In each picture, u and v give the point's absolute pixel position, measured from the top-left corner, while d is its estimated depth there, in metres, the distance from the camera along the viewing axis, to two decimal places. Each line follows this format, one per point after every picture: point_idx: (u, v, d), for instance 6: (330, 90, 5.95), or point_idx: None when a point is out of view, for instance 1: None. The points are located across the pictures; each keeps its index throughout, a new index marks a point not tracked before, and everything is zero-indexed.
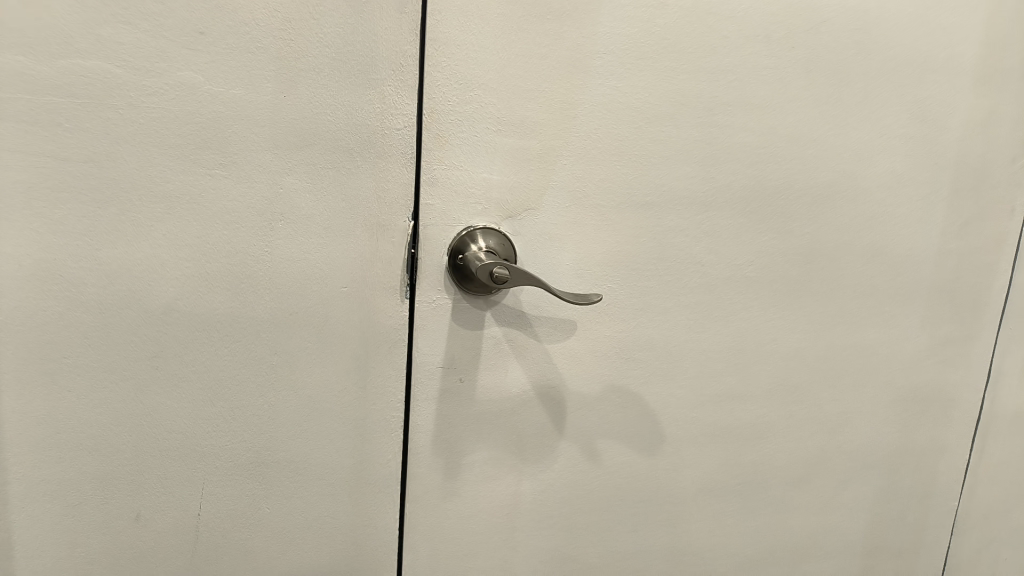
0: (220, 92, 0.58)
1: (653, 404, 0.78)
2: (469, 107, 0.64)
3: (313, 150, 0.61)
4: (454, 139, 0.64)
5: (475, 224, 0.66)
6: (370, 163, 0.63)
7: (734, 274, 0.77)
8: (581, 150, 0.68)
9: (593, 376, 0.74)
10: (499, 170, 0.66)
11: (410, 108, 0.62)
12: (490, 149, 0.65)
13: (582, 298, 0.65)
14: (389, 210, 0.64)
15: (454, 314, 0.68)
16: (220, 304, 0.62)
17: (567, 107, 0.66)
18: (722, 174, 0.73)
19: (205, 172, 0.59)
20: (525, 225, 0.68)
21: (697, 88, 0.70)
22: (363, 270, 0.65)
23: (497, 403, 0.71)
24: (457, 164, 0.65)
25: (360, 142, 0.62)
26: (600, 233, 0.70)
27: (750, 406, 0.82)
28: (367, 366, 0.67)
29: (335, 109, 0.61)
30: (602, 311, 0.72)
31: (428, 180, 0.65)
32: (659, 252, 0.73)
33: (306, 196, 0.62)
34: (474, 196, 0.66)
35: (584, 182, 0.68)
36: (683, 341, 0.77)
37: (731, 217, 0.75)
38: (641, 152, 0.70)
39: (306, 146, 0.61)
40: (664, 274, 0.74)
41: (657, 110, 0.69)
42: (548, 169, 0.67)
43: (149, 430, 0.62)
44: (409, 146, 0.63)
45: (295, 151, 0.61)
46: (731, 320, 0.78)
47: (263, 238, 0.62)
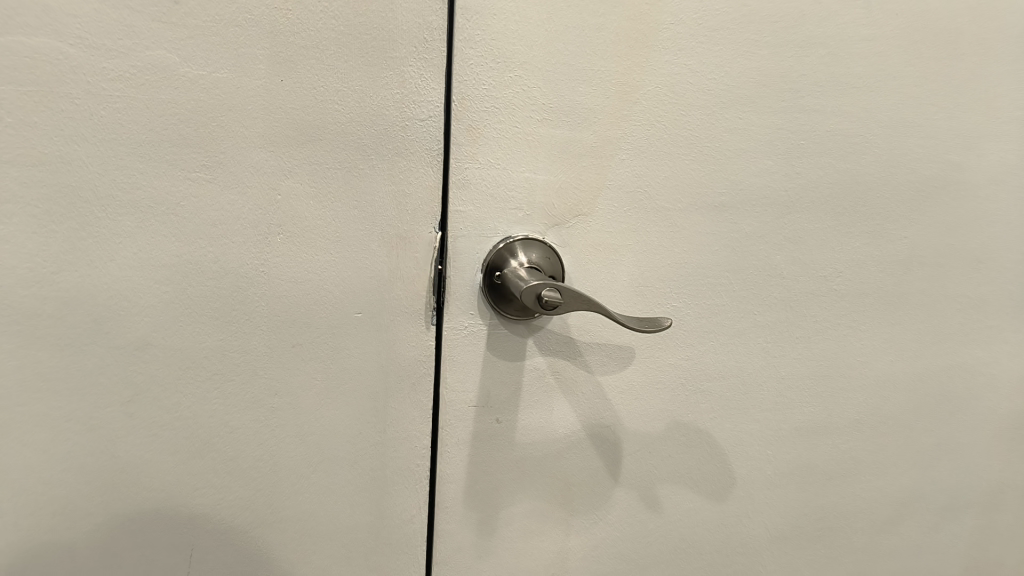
0: (201, 77, 0.47)
1: (722, 442, 0.66)
2: (508, 91, 0.52)
3: (317, 147, 0.50)
4: (490, 131, 0.52)
5: (514, 234, 0.55)
6: (388, 162, 0.51)
7: (821, 287, 0.65)
8: (643, 143, 0.56)
9: (652, 411, 0.62)
10: (544, 167, 0.54)
11: (436, 94, 0.51)
12: (533, 143, 0.53)
13: (647, 323, 0.54)
14: (411, 219, 0.53)
15: (490, 342, 0.56)
16: (207, 336, 0.51)
17: (625, 90, 0.54)
18: (809, 169, 0.61)
19: (185, 175, 0.48)
20: (574, 234, 0.56)
21: (782, 64, 0.57)
22: (380, 290, 0.53)
23: (540, 446, 0.59)
24: (493, 161, 0.53)
25: (375, 136, 0.51)
26: (664, 241, 0.58)
27: (835, 441, 0.70)
28: (387, 405, 0.55)
29: (344, 96, 0.49)
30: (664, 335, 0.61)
31: (459, 182, 0.53)
32: (732, 263, 0.61)
33: (309, 204, 0.51)
34: (513, 199, 0.54)
35: (644, 181, 0.56)
36: (759, 367, 0.65)
37: (818, 220, 0.63)
38: (714, 142, 0.57)
39: (309, 143, 0.50)
40: (737, 289, 0.62)
41: (734, 93, 0.57)
42: (602, 165, 0.55)
43: (124, 490, 0.51)
44: (436, 140, 0.52)
45: (295, 148, 0.50)
46: (815, 342, 0.66)
47: (258, 256, 0.50)
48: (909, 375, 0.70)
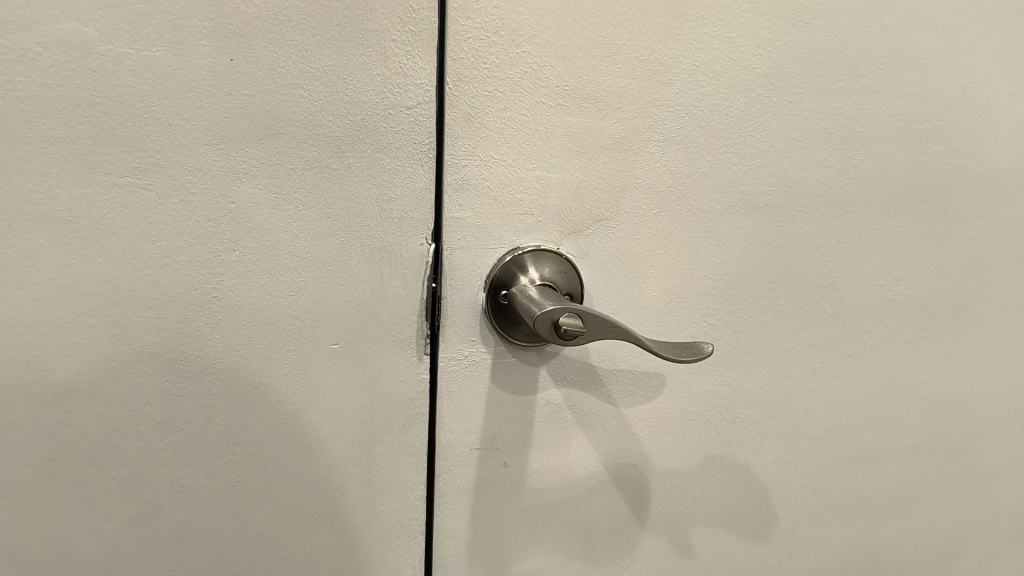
0: (127, 56, 0.37)
1: (761, 476, 0.57)
2: (515, 72, 0.42)
3: (278, 142, 0.40)
4: (493, 120, 0.43)
5: (523, 244, 0.46)
6: (368, 161, 0.42)
7: (876, 297, 0.56)
8: (675, 133, 0.46)
9: (683, 445, 0.54)
10: (558, 164, 0.45)
11: (426, 76, 0.41)
12: (545, 135, 0.44)
13: (685, 352, 0.44)
14: (397, 229, 0.44)
15: (495, 374, 0.47)
16: (148, 378, 0.41)
17: (655, 68, 0.45)
18: (867, 160, 0.52)
19: (112, 181, 0.38)
20: (594, 243, 0.47)
21: (840, 36, 0.48)
22: (361, 316, 0.44)
23: (555, 492, 0.50)
24: (497, 156, 0.43)
25: (352, 128, 0.41)
26: (699, 250, 0.49)
27: (888, 470, 0.61)
28: (372, 452, 0.46)
29: (311, 80, 0.40)
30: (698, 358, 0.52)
31: (456, 183, 0.43)
32: (776, 273, 0.52)
33: (271, 213, 0.41)
34: (521, 203, 0.45)
35: (676, 179, 0.47)
36: (804, 391, 0.56)
37: (876, 220, 0.53)
38: (758, 131, 0.48)
39: (270, 138, 0.40)
40: (781, 303, 0.53)
41: (783, 72, 0.48)
42: (627, 160, 0.46)
43: (53, 564, 0.42)
44: (427, 134, 0.42)
45: (251, 145, 0.40)
46: (868, 360, 0.57)
47: (209, 278, 0.41)
48: (971, 393, 0.62)
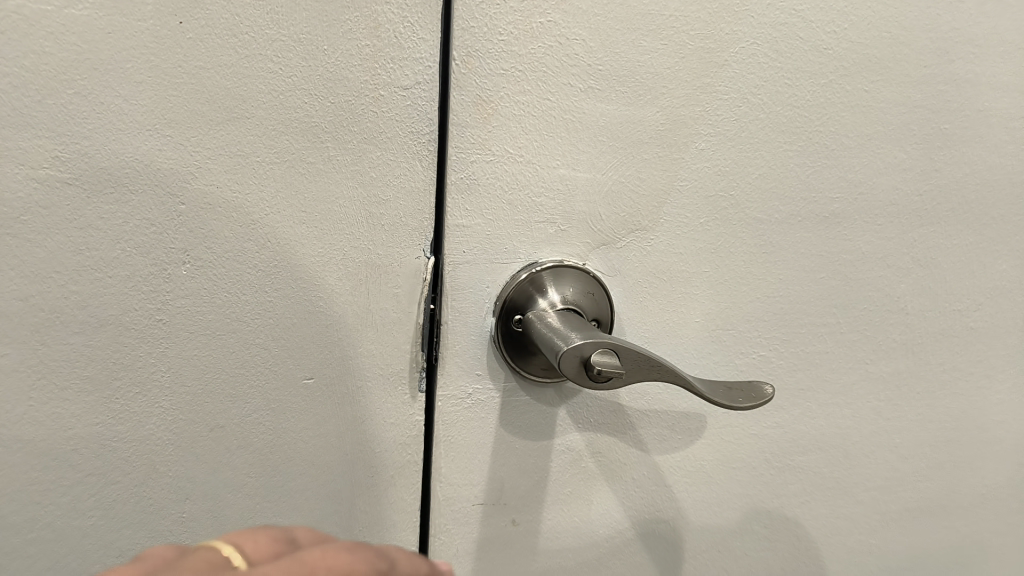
0: (43, 14, 0.29)
1: (811, 530, 0.49)
2: (537, 46, 0.34)
3: (239, 129, 0.32)
4: (509, 106, 0.34)
5: (541, 259, 0.37)
6: (354, 154, 0.34)
7: (954, 324, 0.47)
8: (729, 126, 0.38)
9: (722, 496, 0.46)
10: (588, 162, 0.36)
11: (428, 49, 0.33)
12: (572, 125, 0.36)
13: (740, 396, 0.36)
14: (388, 238, 0.35)
15: (504, 415, 0.39)
16: (75, 420, 0.34)
17: (709, 46, 0.36)
18: (952, 163, 0.43)
19: (28, 175, 0.31)
20: (626, 258, 0.39)
21: (929, 12, 0.40)
22: (342, 345, 0.36)
23: (571, 551, 0.43)
24: (512, 151, 0.35)
25: (332, 112, 0.33)
26: (750, 268, 0.41)
27: (957, 523, 0.53)
28: (355, 504, 0.39)
29: (282, 50, 0.32)
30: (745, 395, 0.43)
31: (462, 182, 0.35)
32: (841, 296, 0.44)
33: (231, 218, 0.33)
34: (541, 209, 0.37)
35: (727, 181, 0.39)
36: (865, 434, 0.48)
37: (959, 234, 0.45)
38: (827, 125, 0.40)
39: (229, 123, 0.32)
40: (845, 330, 0.45)
41: (860, 54, 0.39)
42: (670, 159, 0.38)
43: None
44: (428, 121, 0.34)
45: (205, 132, 0.32)
46: (940, 397, 0.49)
47: (152, 298, 0.33)
48: None
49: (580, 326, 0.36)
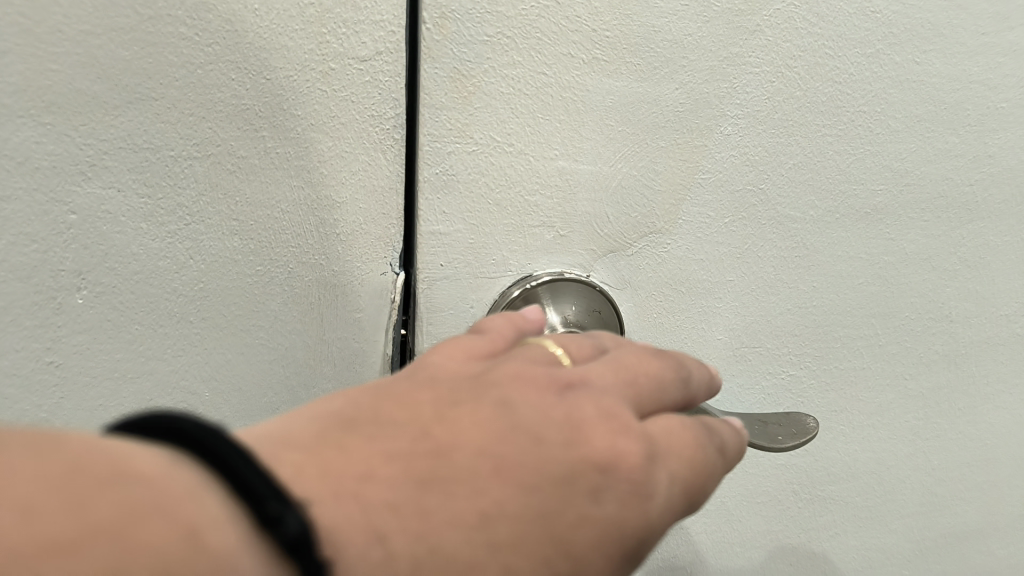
0: None
1: (841, 567, 0.43)
2: (529, 5, 0.27)
3: (145, 113, 0.25)
4: (493, 83, 0.27)
5: (537, 271, 0.31)
6: (299, 145, 0.27)
7: (999, 332, 0.41)
8: (759, 106, 0.31)
9: (743, 533, 0.40)
10: (593, 151, 0.29)
11: (391, 9, 0.26)
12: (573, 106, 0.29)
13: (780, 443, 0.29)
14: (345, 251, 0.29)
15: None
16: None
17: (737, 7, 0.29)
18: (1007, 149, 0.37)
19: None
20: (639, 268, 0.32)
21: None
22: (286, 378, 0.30)
23: None
24: (500, 138, 0.28)
25: (268, 89, 0.26)
26: (781, 274, 0.35)
27: (995, 549, 0.47)
28: None
29: (197, 8, 0.24)
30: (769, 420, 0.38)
31: (440, 179, 0.28)
32: (881, 303, 0.38)
33: (139, 228, 0.26)
34: (536, 209, 0.29)
35: (756, 172, 0.33)
36: (900, 456, 0.42)
37: (1011, 230, 0.39)
38: (875, 104, 0.33)
39: (131, 106, 0.25)
40: (884, 343, 0.39)
41: (912, 18, 0.32)
42: (692, 146, 0.31)
43: None
44: (394, 102, 0.27)
45: (98, 119, 0.24)
46: (982, 413, 0.43)
47: (38, 337, 0.26)
48: None
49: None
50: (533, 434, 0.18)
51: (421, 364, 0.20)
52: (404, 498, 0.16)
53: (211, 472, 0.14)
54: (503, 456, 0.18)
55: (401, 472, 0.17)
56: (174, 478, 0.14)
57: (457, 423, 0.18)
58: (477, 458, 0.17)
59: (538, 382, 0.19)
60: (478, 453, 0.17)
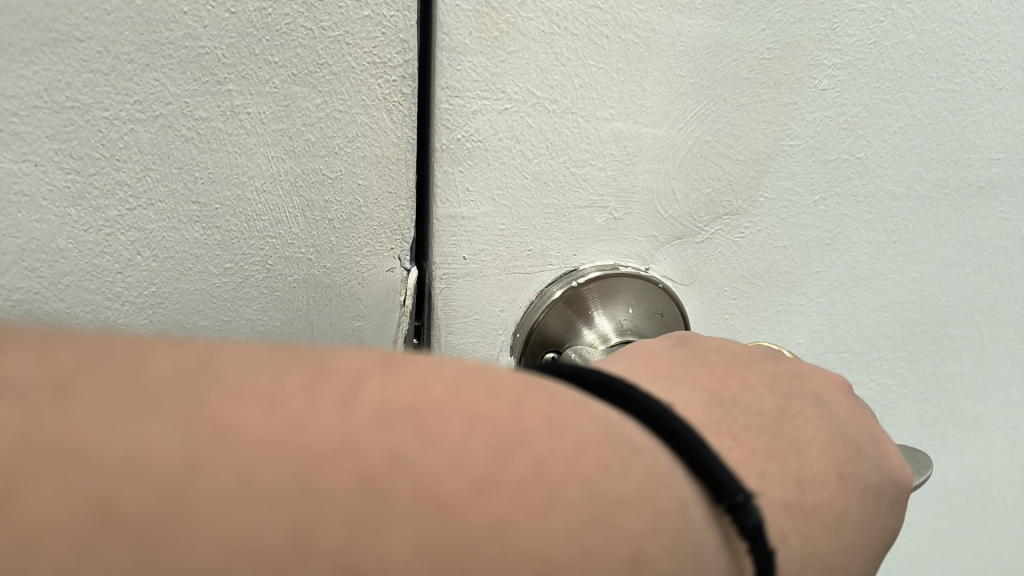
0: None
1: None
2: None
3: (70, 59, 0.18)
4: (532, 18, 0.21)
5: (585, 266, 0.24)
6: (278, 102, 0.21)
7: None
8: (861, 53, 0.25)
9: None
10: (656, 110, 0.23)
11: None
12: (634, 51, 0.22)
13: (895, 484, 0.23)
14: (339, 242, 0.23)
15: None
16: None
17: None
18: None
19: None
20: (708, 258, 0.26)
21: None
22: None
23: None
24: (536, 93, 0.22)
25: (232, 28, 0.19)
26: (875, 264, 0.28)
27: None
28: None
29: None
30: None
31: (464, 147, 0.21)
32: (991, 298, 0.31)
33: (67, 215, 0.20)
34: (584, 185, 0.23)
35: (854, 136, 0.26)
36: (995, 474, 0.35)
37: None
38: (1003, 50, 0.27)
39: (47, 49, 0.18)
40: (991, 343, 0.32)
41: None
42: (778, 103, 0.24)
43: None
44: (401, 45, 0.21)
45: (2, 69, 0.18)
46: None
47: None
48: None
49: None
50: (854, 438, 0.16)
51: (693, 340, 0.18)
52: (793, 498, 0.14)
53: (676, 452, 0.12)
54: (844, 459, 0.15)
55: (786, 471, 0.14)
56: (667, 460, 0.12)
57: (798, 418, 0.15)
58: (830, 459, 0.15)
59: (834, 382, 0.17)
60: (826, 457, 0.15)
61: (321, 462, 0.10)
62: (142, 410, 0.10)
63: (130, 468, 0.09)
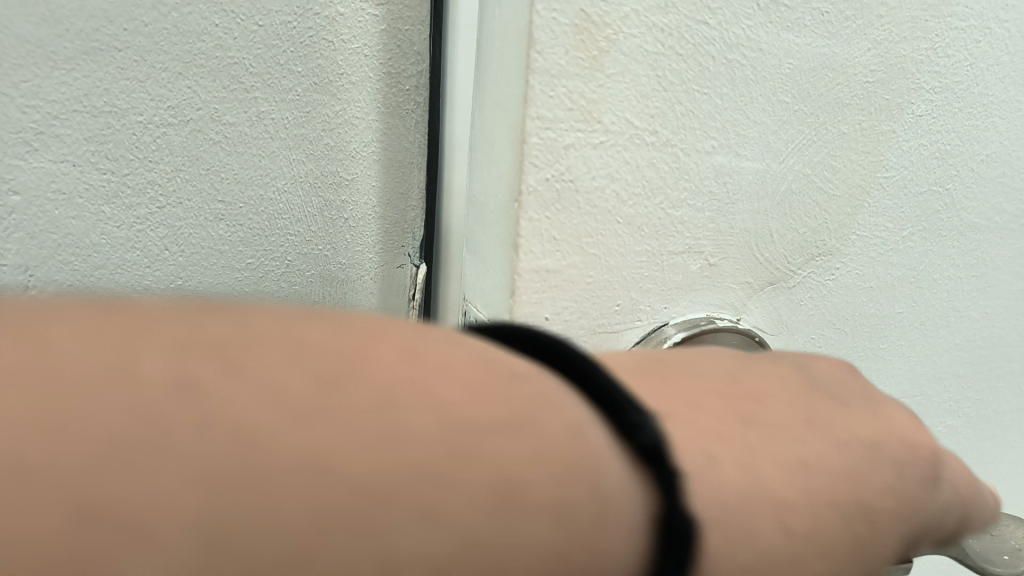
0: None
1: None
2: None
3: (107, 66, 0.23)
4: (636, 33, 0.17)
5: (667, 330, 0.20)
6: (300, 109, 0.26)
7: None
8: (959, 76, 0.23)
9: None
10: (767, 135, 0.20)
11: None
12: (739, 74, 0.19)
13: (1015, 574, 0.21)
14: (354, 242, 0.28)
15: None
16: None
17: None
18: None
19: None
20: (768, 309, 0.22)
21: None
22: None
23: None
24: (638, 126, 0.18)
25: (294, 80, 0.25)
26: (954, 299, 0.26)
27: None
28: None
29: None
30: None
31: (553, 189, 0.18)
32: None
33: (100, 212, 0.24)
34: (681, 227, 0.20)
35: (950, 154, 0.24)
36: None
37: None
38: (1004, 73, 0.24)
39: (86, 57, 0.22)
40: None
41: None
42: (890, 115, 0.22)
43: None
44: (417, 58, 0.26)
45: (43, 75, 0.22)
46: None
47: None
48: None
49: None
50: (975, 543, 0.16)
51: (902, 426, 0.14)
52: None
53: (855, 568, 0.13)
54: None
55: None
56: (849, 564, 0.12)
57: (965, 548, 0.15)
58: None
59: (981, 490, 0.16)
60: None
61: (583, 507, 0.10)
62: (365, 427, 0.09)
63: (372, 521, 0.09)
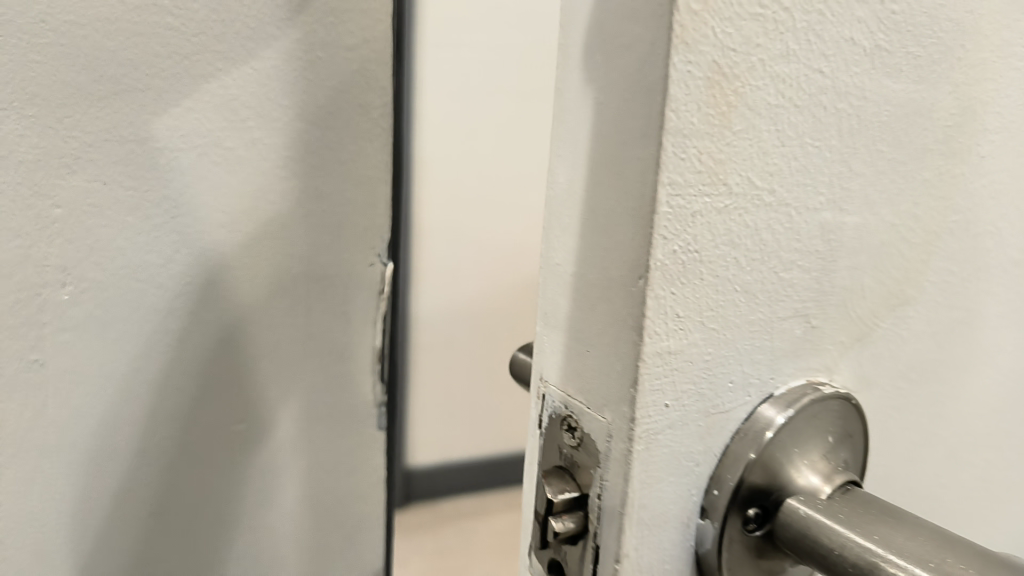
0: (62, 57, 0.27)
1: None
2: None
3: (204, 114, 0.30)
4: (762, 87, 0.16)
5: (766, 407, 0.19)
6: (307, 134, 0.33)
7: None
8: (1013, 116, 0.22)
9: None
10: (865, 186, 0.19)
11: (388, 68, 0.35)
12: (846, 124, 0.18)
13: None
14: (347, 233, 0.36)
15: None
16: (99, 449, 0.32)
17: None
18: None
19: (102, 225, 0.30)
20: (857, 364, 0.21)
21: None
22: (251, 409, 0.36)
23: None
24: (761, 183, 0.16)
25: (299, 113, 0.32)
26: (1000, 335, 0.26)
27: None
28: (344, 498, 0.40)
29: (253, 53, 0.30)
30: (965, 511, 0.28)
31: (680, 261, 0.16)
32: None
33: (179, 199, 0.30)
34: (789, 291, 0.18)
35: (1002, 191, 0.23)
36: None
37: None
38: None
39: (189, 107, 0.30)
40: None
41: None
42: (960, 157, 0.21)
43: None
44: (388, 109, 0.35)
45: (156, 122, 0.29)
46: None
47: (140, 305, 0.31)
48: None
49: (853, 510, 0.18)
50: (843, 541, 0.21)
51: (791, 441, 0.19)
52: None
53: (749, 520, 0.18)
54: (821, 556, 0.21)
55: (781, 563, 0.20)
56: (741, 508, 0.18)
57: None
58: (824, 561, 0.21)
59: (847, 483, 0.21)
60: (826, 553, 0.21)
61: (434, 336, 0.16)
62: None
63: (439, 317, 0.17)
